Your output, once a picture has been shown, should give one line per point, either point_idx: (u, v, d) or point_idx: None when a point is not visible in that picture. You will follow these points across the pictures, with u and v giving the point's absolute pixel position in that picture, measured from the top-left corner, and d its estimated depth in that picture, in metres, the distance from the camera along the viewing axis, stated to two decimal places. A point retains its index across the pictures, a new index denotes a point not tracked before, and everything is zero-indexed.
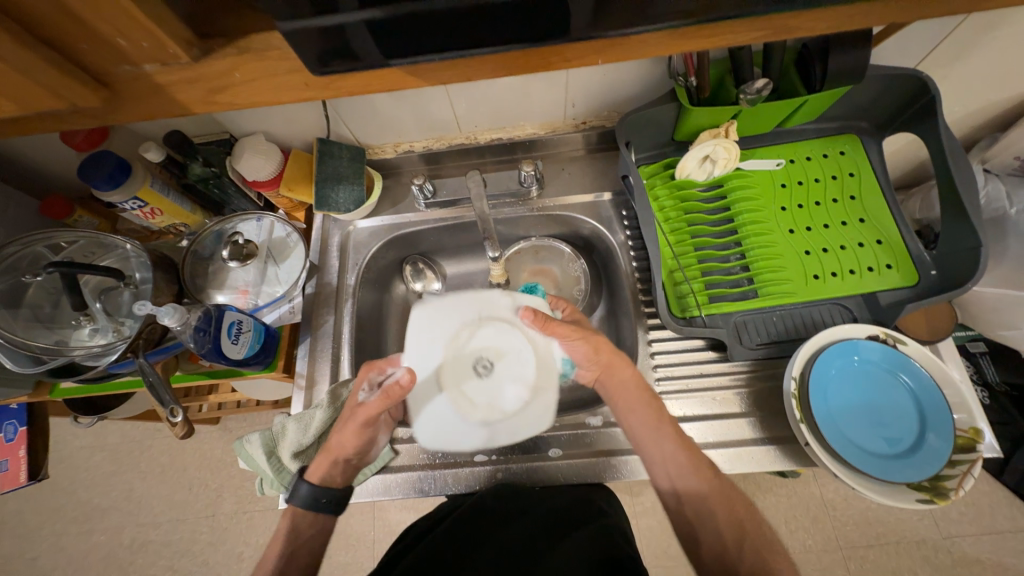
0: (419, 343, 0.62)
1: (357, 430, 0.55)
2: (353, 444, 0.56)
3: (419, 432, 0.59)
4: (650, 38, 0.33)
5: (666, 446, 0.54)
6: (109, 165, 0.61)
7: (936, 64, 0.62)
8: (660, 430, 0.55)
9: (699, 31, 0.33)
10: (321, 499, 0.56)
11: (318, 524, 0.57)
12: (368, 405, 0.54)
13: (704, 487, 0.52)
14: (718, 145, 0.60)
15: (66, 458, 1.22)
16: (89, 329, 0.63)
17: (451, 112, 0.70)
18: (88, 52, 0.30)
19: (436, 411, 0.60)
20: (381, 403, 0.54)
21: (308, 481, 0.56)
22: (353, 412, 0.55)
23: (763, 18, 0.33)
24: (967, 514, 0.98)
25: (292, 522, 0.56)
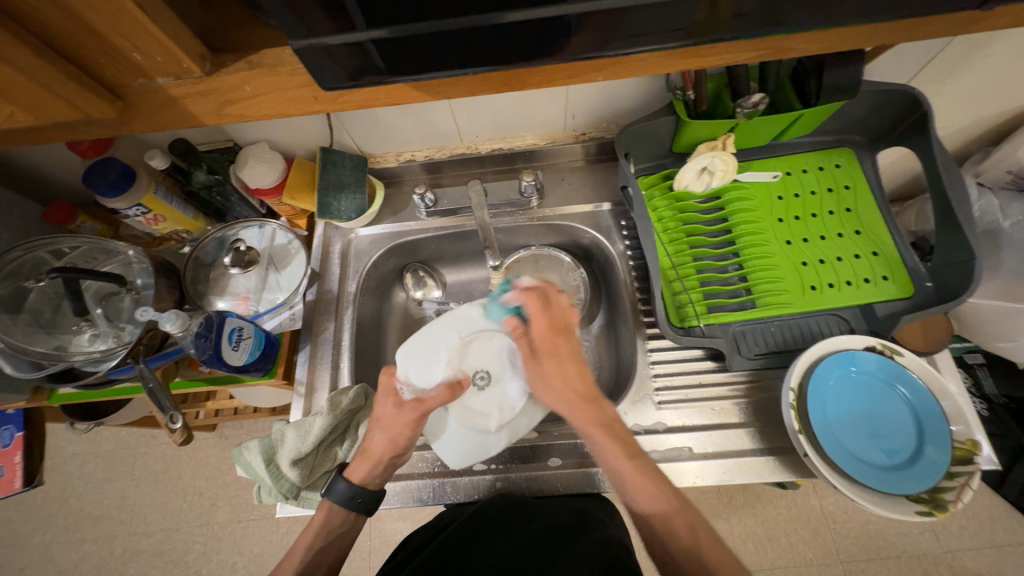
0: (413, 374, 0.57)
1: (414, 423, 0.52)
2: (406, 437, 0.53)
3: (444, 456, 0.57)
4: (650, 57, 0.34)
5: (615, 457, 0.48)
6: (114, 172, 0.61)
7: (928, 80, 0.64)
8: (608, 441, 0.49)
9: (699, 51, 0.34)
10: (357, 498, 0.54)
11: (351, 522, 0.56)
12: (428, 399, 0.53)
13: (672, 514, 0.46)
14: (715, 157, 0.62)
15: (59, 465, 1.21)
16: (89, 334, 0.63)
17: (452, 122, 0.71)
18: (105, 66, 0.31)
19: (452, 433, 0.57)
20: (448, 392, 0.53)
21: (347, 480, 0.54)
22: (405, 407, 0.53)
23: (760, 38, 0.34)
24: (967, 527, 0.98)
25: (326, 518, 0.54)
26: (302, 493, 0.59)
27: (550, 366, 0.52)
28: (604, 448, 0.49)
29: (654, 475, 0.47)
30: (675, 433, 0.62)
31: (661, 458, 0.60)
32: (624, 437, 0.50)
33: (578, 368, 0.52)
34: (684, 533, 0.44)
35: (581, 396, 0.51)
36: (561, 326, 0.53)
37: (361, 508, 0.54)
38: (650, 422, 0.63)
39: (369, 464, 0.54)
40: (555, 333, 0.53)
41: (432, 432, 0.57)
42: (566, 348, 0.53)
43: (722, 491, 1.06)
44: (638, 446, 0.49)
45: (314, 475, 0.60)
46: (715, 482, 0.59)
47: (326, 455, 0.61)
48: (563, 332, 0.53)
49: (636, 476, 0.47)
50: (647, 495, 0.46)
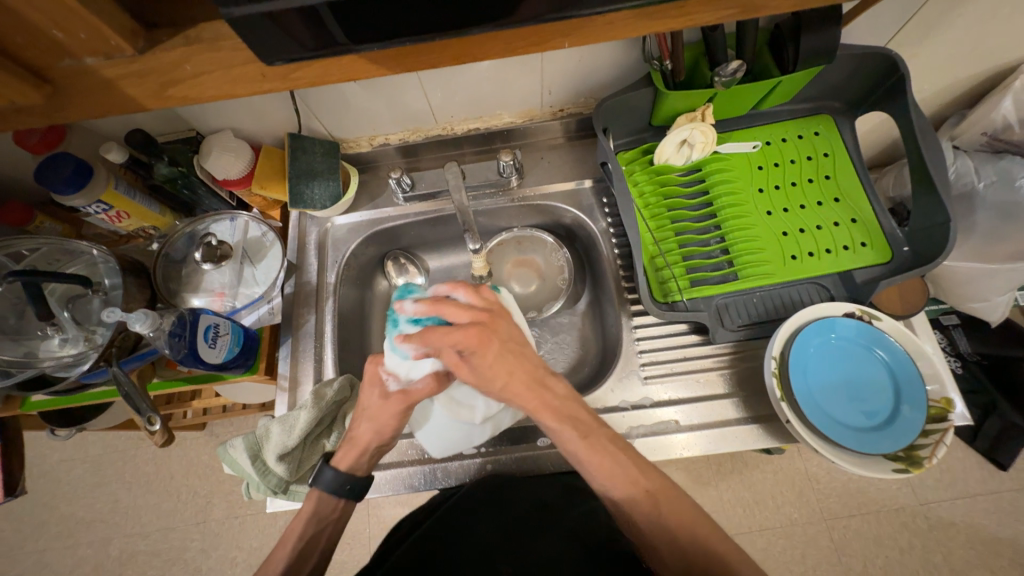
0: (401, 364, 0.53)
1: (400, 415, 0.53)
2: (391, 428, 0.54)
3: (427, 444, 0.57)
4: (617, 19, 0.33)
5: (572, 443, 0.48)
6: (67, 167, 0.58)
7: (904, 42, 0.63)
8: (560, 427, 0.48)
9: (669, 11, 0.33)
10: (345, 485, 0.54)
11: (341, 509, 0.56)
12: (415, 388, 0.52)
13: (638, 490, 0.47)
14: (694, 128, 0.61)
15: (46, 473, 1.19)
16: (58, 339, 0.60)
17: (425, 102, 0.68)
18: (26, 46, 0.29)
19: (435, 424, 0.56)
20: (433, 384, 0.52)
21: (334, 468, 0.54)
22: (391, 399, 0.53)
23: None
24: (943, 480, 1.02)
25: (317, 507, 0.54)
26: (291, 487, 0.59)
27: (485, 372, 0.48)
28: (557, 433, 0.49)
29: (610, 451, 0.48)
30: (663, 406, 0.62)
31: (648, 432, 0.61)
32: (576, 419, 0.49)
33: (515, 356, 0.49)
34: (648, 503, 0.46)
35: (527, 383, 0.49)
36: (482, 324, 0.49)
37: (350, 494, 0.55)
38: (637, 398, 0.64)
39: (356, 453, 0.55)
40: (474, 338, 0.47)
41: (417, 422, 0.57)
42: (494, 347, 0.48)
43: (712, 460, 1.08)
44: (591, 423, 0.49)
45: (303, 468, 0.60)
46: (702, 452, 0.60)
47: (314, 448, 0.61)
48: (487, 327, 0.49)
49: (593, 456, 0.47)
50: (605, 472, 0.47)
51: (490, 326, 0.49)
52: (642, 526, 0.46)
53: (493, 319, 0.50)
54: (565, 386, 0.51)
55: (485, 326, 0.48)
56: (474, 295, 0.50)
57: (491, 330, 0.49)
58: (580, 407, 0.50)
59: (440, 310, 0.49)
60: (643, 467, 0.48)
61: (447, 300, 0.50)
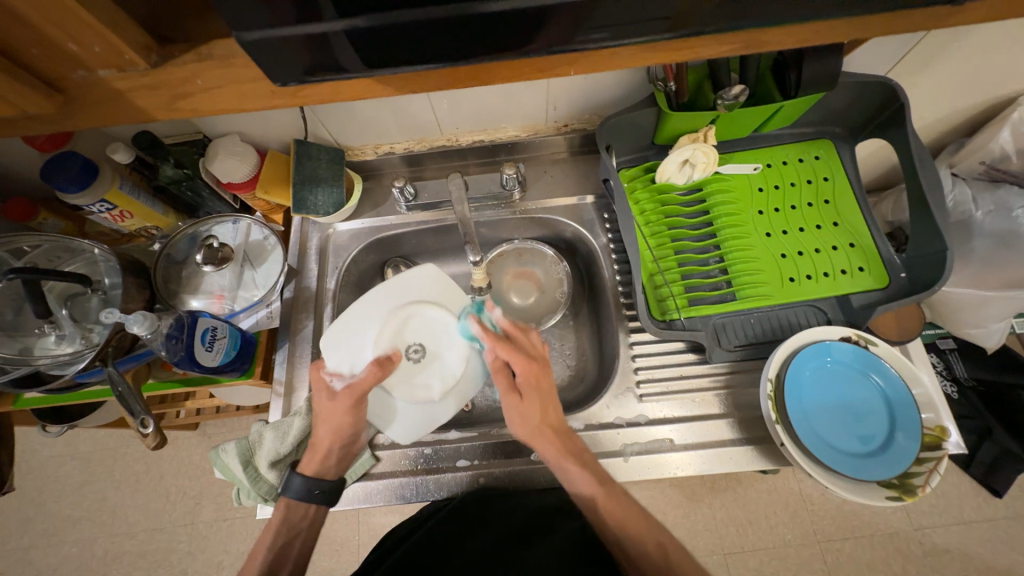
0: (342, 363, 0.57)
1: (351, 410, 0.53)
2: (349, 426, 0.54)
3: (399, 437, 0.57)
4: (622, 51, 0.34)
5: (589, 490, 0.51)
6: (74, 167, 0.58)
7: (904, 72, 0.64)
8: (582, 474, 0.51)
9: (680, 45, 0.34)
10: (315, 491, 0.54)
11: (311, 517, 0.56)
12: (358, 381, 0.54)
13: (652, 547, 0.48)
14: (697, 149, 0.62)
15: (35, 468, 1.17)
16: (55, 336, 0.60)
17: (432, 114, 0.69)
18: (40, 57, 0.29)
19: (401, 410, 0.57)
20: (377, 372, 0.54)
21: (302, 474, 0.54)
22: (339, 397, 0.54)
23: (733, 32, 0.33)
24: (938, 505, 1.01)
25: (285, 517, 0.54)
26: (283, 493, 0.59)
27: (527, 404, 0.53)
28: (580, 487, 0.51)
29: (632, 511, 0.50)
30: (658, 425, 0.62)
31: (642, 451, 0.61)
32: (599, 472, 0.52)
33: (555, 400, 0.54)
34: (656, 552, 0.48)
35: (554, 430, 0.53)
36: (539, 360, 0.55)
37: (321, 500, 0.54)
38: (632, 415, 0.63)
39: (322, 456, 0.55)
40: (533, 369, 0.54)
41: (378, 416, 0.57)
42: (545, 382, 0.54)
43: (706, 477, 1.08)
44: (607, 474, 0.53)
45: (293, 474, 0.59)
46: (695, 472, 0.60)
47: None
48: (543, 369, 0.55)
49: (612, 509, 0.50)
50: (625, 527, 0.49)
51: (543, 368, 0.55)
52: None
53: (543, 365, 0.55)
54: (583, 439, 0.54)
55: (540, 365, 0.54)
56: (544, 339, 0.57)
57: (544, 373, 0.54)
58: (594, 459, 0.54)
59: (512, 334, 0.56)
60: (654, 525, 0.50)
61: (522, 330, 0.57)
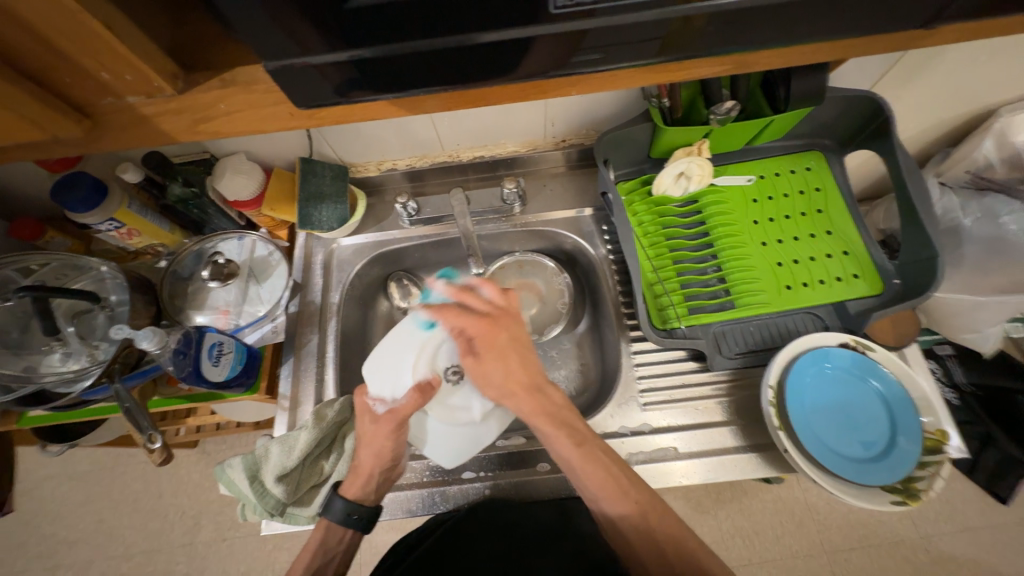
0: (384, 388, 0.57)
1: (393, 434, 0.55)
2: (390, 449, 0.55)
3: (436, 457, 0.58)
4: (620, 73, 0.35)
5: (561, 444, 0.52)
6: (84, 186, 0.60)
7: (888, 86, 0.67)
8: (553, 429, 0.53)
9: (673, 66, 0.35)
10: (353, 515, 0.54)
11: (347, 540, 0.57)
12: (400, 407, 0.55)
13: (629, 505, 0.49)
14: (692, 162, 0.64)
15: (31, 490, 1.16)
16: (61, 354, 0.61)
17: (434, 131, 0.71)
18: (73, 85, 0.31)
19: (437, 434, 0.58)
20: (417, 398, 0.55)
21: (343, 497, 0.55)
22: (381, 420, 0.55)
23: (724, 56, 0.35)
24: (944, 513, 1.01)
25: (324, 538, 0.55)
26: (289, 509, 0.58)
27: (487, 364, 0.56)
28: (554, 439, 0.53)
29: (607, 466, 0.51)
30: (662, 433, 0.63)
31: (647, 459, 0.61)
32: (571, 427, 0.53)
33: (516, 353, 0.56)
34: (637, 515, 0.49)
35: (523, 384, 0.55)
36: (492, 318, 0.57)
37: (360, 525, 0.55)
38: (636, 425, 0.64)
39: (363, 480, 0.55)
40: (485, 326, 0.57)
41: (415, 438, 0.58)
42: (501, 338, 0.56)
43: (710, 488, 1.07)
44: (585, 433, 0.53)
45: (301, 490, 0.59)
46: (702, 481, 0.60)
47: (313, 470, 0.61)
48: (497, 322, 0.57)
49: (584, 461, 0.51)
50: (599, 482, 0.50)
51: (496, 322, 0.57)
52: (628, 537, 0.49)
53: (497, 321, 0.57)
54: (561, 397, 0.55)
55: (492, 323, 0.57)
56: (496, 294, 0.58)
57: (500, 326, 0.57)
58: (574, 416, 0.54)
59: (464, 298, 0.59)
60: (633, 482, 0.51)
61: (473, 293, 0.59)
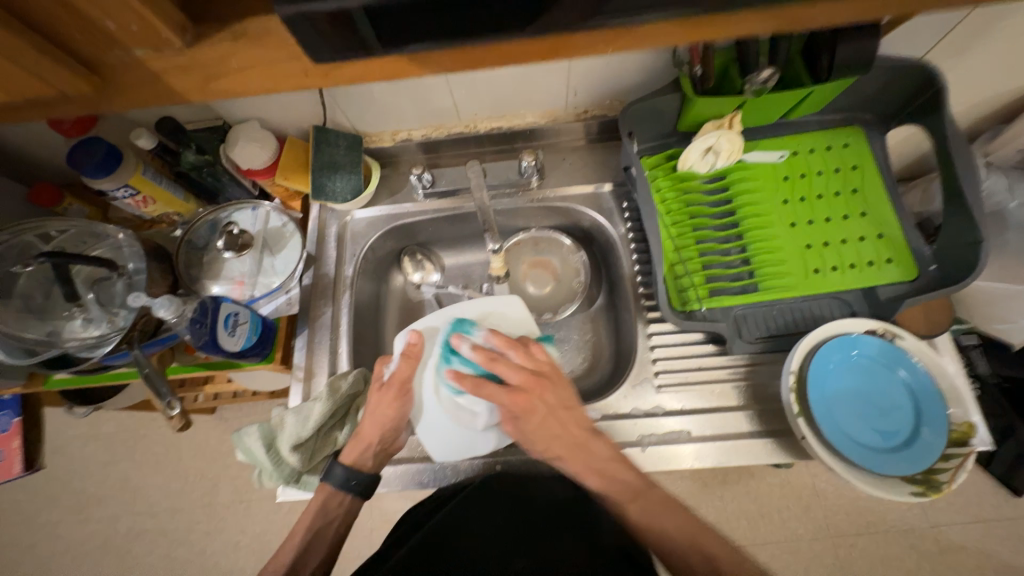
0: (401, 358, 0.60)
1: (395, 401, 0.57)
2: (390, 417, 0.57)
3: (423, 440, 0.59)
4: (654, 28, 0.33)
5: (620, 500, 0.52)
6: (99, 151, 0.59)
7: (941, 55, 0.62)
8: (605, 488, 0.53)
9: (709, 24, 0.33)
10: (352, 481, 0.56)
11: (347, 505, 0.57)
12: (398, 372, 0.58)
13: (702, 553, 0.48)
14: (721, 137, 0.60)
15: (60, 448, 1.21)
16: (82, 320, 0.62)
17: (450, 99, 0.68)
18: (77, 37, 0.30)
19: (433, 415, 0.60)
20: (408, 363, 0.58)
21: (343, 463, 0.56)
22: (387, 389, 0.57)
23: (771, 10, 0.32)
24: (955, 503, 1.00)
25: (323, 503, 0.56)
26: (304, 477, 0.60)
27: (532, 433, 0.55)
28: (608, 495, 0.53)
29: (664, 512, 0.51)
30: (675, 416, 0.62)
31: (659, 441, 0.61)
32: (621, 480, 0.53)
33: (555, 418, 0.55)
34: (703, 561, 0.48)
35: (569, 447, 0.55)
36: (525, 390, 0.55)
37: (358, 490, 0.56)
38: (649, 406, 0.63)
39: (362, 448, 0.57)
40: (518, 400, 0.55)
41: (414, 416, 0.60)
42: (536, 408, 0.55)
43: (717, 470, 1.07)
44: (638, 484, 0.53)
45: (316, 459, 0.60)
46: (713, 464, 0.59)
47: (327, 440, 0.61)
48: (533, 390, 0.56)
49: (645, 517, 0.51)
50: (666, 535, 0.50)
51: (530, 390, 0.56)
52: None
53: (531, 390, 0.56)
54: (608, 451, 0.54)
55: (526, 395, 0.55)
56: (525, 359, 0.57)
57: (537, 394, 0.56)
58: (624, 469, 0.54)
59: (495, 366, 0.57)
60: (687, 520, 0.50)
61: (502, 360, 0.57)
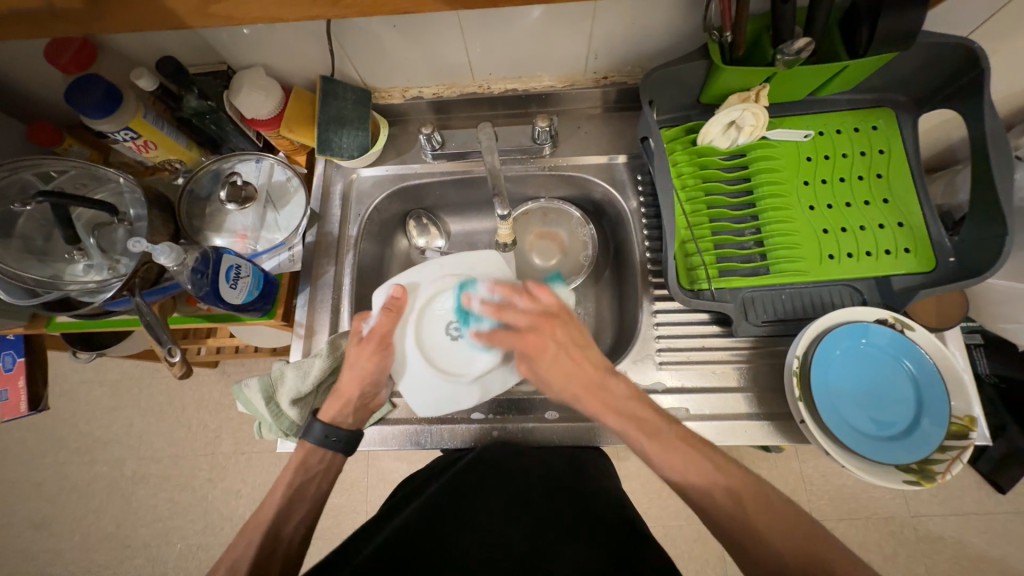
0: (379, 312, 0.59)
1: (375, 354, 0.57)
2: (373, 371, 0.57)
3: (409, 398, 0.58)
4: None
5: (640, 440, 0.49)
6: (98, 90, 0.57)
7: (986, 35, 0.58)
8: (623, 425, 0.51)
9: None
10: (331, 437, 0.55)
11: (328, 461, 0.57)
12: (377, 327, 0.58)
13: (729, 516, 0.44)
14: (746, 110, 0.58)
15: (66, 392, 1.24)
16: (84, 264, 0.61)
17: (465, 55, 0.65)
18: None
19: (416, 372, 0.58)
20: (390, 316, 0.58)
21: (321, 420, 0.56)
22: (365, 343, 0.57)
23: None
24: (938, 495, 1.02)
25: (303, 457, 0.55)
26: (302, 431, 0.60)
27: (549, 373, 0.55)
28: (625, 434, 0.51)
29: (682, 447, 0.47)
30: (673, 394, 0.62)
31: None
32: (641, 418, 0.51)
33: (573, 354, 0.55)
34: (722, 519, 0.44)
35: (585, 387, 0.54)
36: (544, 320, 0.56)
37: (339, 446, 0.56)
38: (648, 382, 0.63)
39: (343, 403, 0.57)
40: (531, 340, 0.56)
41: (396, 372, 0.59)
42: (551, 348, 0.55)
43: None
44: (656, 421, 0.50)
45: (311, 417, 0.61)
46: (708, 442, 0.59)
47: (323, 398, 0.62)
48: (544, 330, 0.56)
49: (661, 452, 0.48)
50: (680, 470, 0.47)
51: (552, 321, 0.56)
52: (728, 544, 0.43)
53: (551, 319, 0.57)
54: (627, 386, 0.53)
55: (546, 326, 0.56)
56: (536, 299, 0.57)
57: (547, 332, 0.56)
58: (642, 406, 0.52)
59: (502, 313, 0.58)
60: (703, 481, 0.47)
61: (511, 305, 0.58)
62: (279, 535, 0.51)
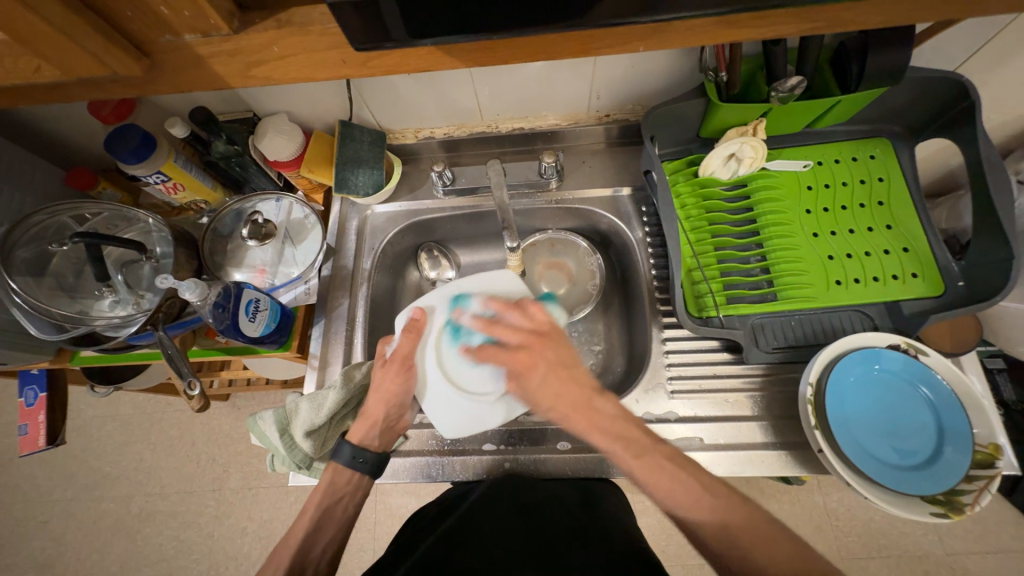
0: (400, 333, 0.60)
1: (399, 375, 0.57)
2: (396, 393, 0.57)
3: (431, 417, 0.57)
4: (670, 25, 0.35)
5: (625, 461, 0.47)
6: (135, 138, 0.61)
7: (973, 68, 0.61)
8: (610, 446, 0.47)
9: (725, 23, 0.35)
10: (359, 459, 0.55)
11: (356, 483, 0.57)
12: (399, 349, 0.58)
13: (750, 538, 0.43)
14: (745, 142, 0.60)
15: (80, 427, 1.25)
16: (110, 300, 0.63)
17: (473, 99, 0.69)
18: (132, 18, 0.32)
19: (439, 391, 0.58)
20: (411, 338, 0.58)
21: (350, 441, 0.56)
22: (388, 364, 0.57)
23: (766, 15, 0.34)
24: (973, 531, 0.97)
25: (331, 478, 0.55)
26: (315, 463, 0.61)
27: (534, 393, 0.52)
28: (610, 453, 0.48)
29: (669, 467, 0.45)
30: (686, 423, 0.61)
31: None
32: (629, 439, 0.47)
33: (561, 376, 0.51)
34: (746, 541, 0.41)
35: (573, 405, 0.50)
36: (534, 337, 0.54)
37: (367, 468, 0.56)
38: (661, 412, 0.63)
39: (369, 425, 0.57)
40: (522, 358, 0.53)
41: (419, 393, 0.58)
42: (540, 368, 0.52)
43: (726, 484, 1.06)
44: (644, 442, 0.47)
45: (330, 446, 0.62)
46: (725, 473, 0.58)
47: (338, 428, 0.62)
48: (533, 348, 0.53)
49: (648, 473, 0.45)
50: (666, 491, 0.44)
51: (542, 339, 0.53)
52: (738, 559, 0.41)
53: (540, 338, 0.54)
54: (616, 403, 0.50)
55: (540, 342, 0.53)
56: (528, 316, 0.55)
57: (537, 351, 0.53)
58: (631, 424, 0.48)
59: (492, 331, 0.56)
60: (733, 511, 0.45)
61: (500, 322, 0.57)
62: (307, 558, 0.50)
